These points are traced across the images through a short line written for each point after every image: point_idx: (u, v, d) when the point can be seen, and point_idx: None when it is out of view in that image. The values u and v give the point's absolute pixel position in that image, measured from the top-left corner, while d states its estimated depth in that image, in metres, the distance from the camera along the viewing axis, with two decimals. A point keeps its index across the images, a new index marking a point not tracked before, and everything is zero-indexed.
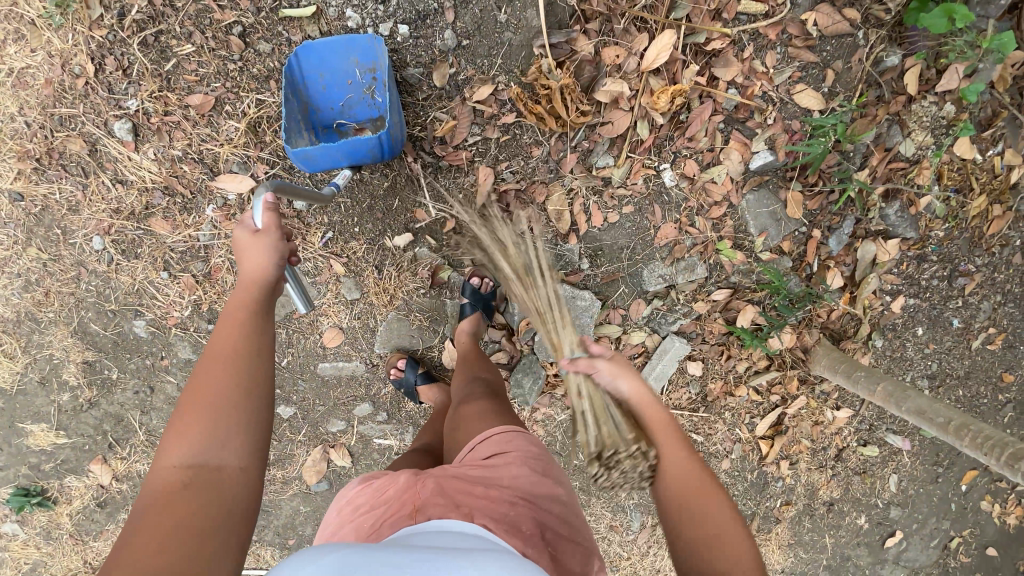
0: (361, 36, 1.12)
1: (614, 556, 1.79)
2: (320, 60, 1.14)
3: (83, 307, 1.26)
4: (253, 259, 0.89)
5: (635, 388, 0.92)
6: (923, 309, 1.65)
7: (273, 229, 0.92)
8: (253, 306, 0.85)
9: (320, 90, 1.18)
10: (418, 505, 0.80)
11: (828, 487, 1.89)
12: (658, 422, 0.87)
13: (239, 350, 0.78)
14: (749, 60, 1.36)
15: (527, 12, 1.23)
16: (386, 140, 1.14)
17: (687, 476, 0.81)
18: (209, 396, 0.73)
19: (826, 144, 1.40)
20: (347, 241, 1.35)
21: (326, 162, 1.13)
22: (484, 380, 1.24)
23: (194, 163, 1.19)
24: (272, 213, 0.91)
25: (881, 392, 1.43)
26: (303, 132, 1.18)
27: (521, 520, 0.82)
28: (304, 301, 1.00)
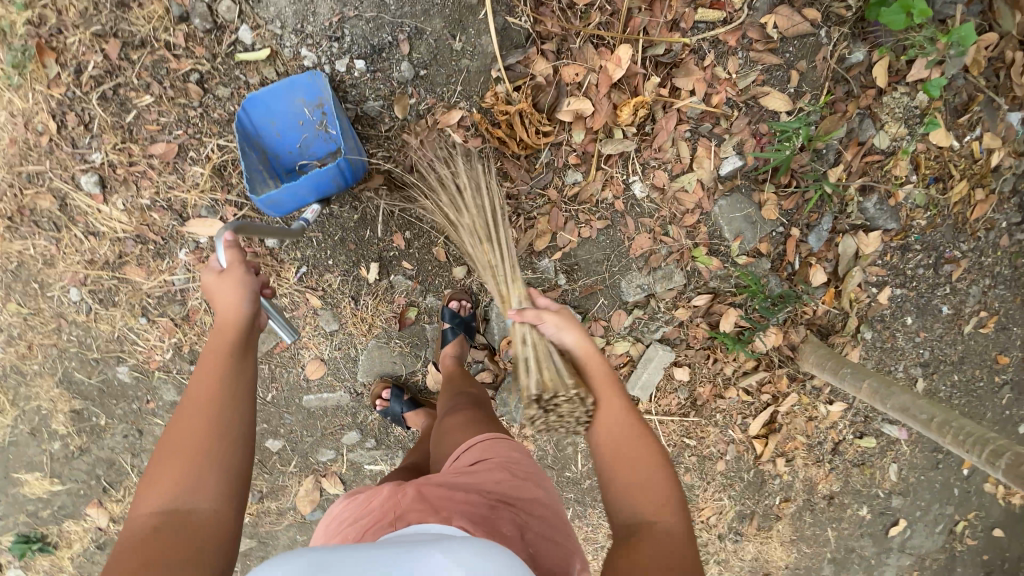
0: (301, 76, 1.13)
1: None
2: (267, 108, 1.15)
3: (66, 357, 1.28)
4: (230, 293, 0.85)
5: (580, 339, 0.98)
6: (911, 299, 1.64)
7: (240, 263, 0.88)
8: (232, 348, 0.81)
9: (274, 137, 1.20)
10: (399, 512, 0.75)
11: (827, 481, 1.87)
12: (599, 375, 0.93)
13: (220, 394, 0.75)
14: (712, 67, 1.36)
15: (482, 37, 1.24)
16: (346, 167, 1.15)
17: (622, 421, 0.87)
18: (187, 442, 0.71)
19: (791, 149, 1.41)
20: (321, 274, 1.36)
21: (294, 201, 1.14)
22: (472, 394, 1.22)
23: (163, 210, 1.21)
24: (235, 252, 0.87)
25: (866, 389, 1.42)
26: (268, 181, 1.19)
27: (501, 524, 0.76)
28: (291, 334, 0.97)
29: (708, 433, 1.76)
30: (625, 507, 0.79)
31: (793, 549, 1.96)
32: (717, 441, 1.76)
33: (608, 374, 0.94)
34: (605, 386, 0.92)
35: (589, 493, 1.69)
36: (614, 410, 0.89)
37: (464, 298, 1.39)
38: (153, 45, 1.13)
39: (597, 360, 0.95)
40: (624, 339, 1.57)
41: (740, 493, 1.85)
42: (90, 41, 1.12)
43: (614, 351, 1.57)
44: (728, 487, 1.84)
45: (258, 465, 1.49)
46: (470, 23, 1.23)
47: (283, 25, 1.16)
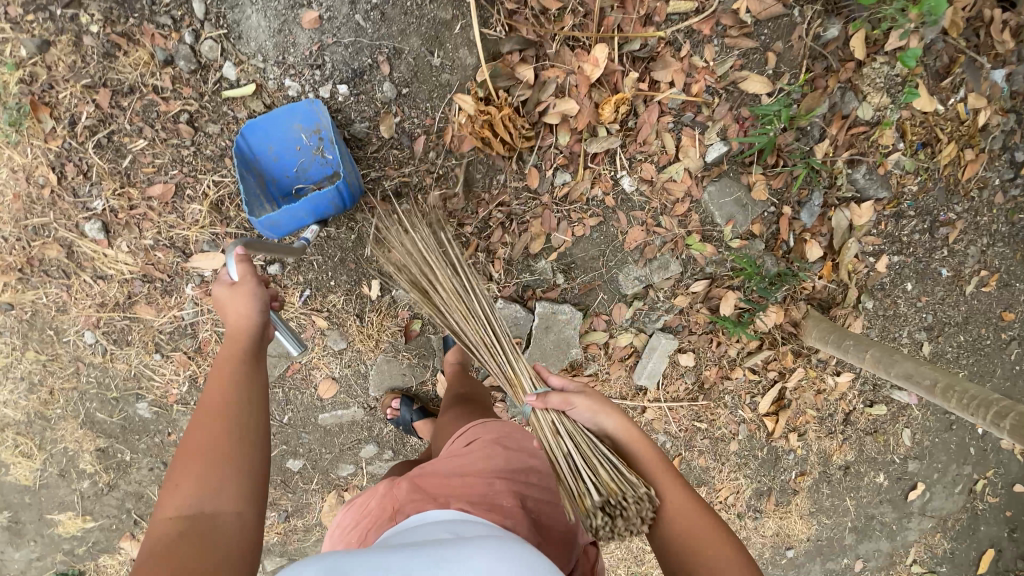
0: (300, 103, 1.17)
1: (638, 551, 1.82)
2: (266, 133, 1.18)
3: (86, 399, 1.32)
4: (241, 306, 0.88)
5: (620, 422, 0.87)
6: (909, 265, 1.66)
7: (251, 277, 0.90)
8: (244, 359, 0.84)
9: (272, 161, 1.22)
10: (398, 506, 0.77)
11: (841, 451, 1.89)
12: (652, 461, 0.83)
13: (235, 402, 0.78)
14: (689, 58, 1.37)
15: (460, 51, 1.26)
16: (345, 189, 1.17)
17: (692, 512, 0.76)
18: (206, 450, 0.72)
19: (772, 132, 1.42)
20: (325, 295, 1.39)
21: (292, 222, 1.16)
22: (471, 396, 1.25)
23: (167, 248, 1.24)
24: (246, 264, 0.89)
25: (870, 358, 1.44)
26: (265, 204, 1.21)
27: (502, 496, 0.80)
28: (297, 344, 0.94)
29: (718, 415, 1.78)
30: None
31: (813, 521, 1.98)
32: (728, 422, 1.79)
33: (661, 462, 0.83)
34: (664, 479, 0.80)
35: None
36: (679, 504, 0.77)
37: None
38: (141, 90, 1.16)
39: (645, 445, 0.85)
40: (627, 331, 1.60)
41: (756, 471, 1.88)
42: (80, 93, 1.15)
43: (618, 343, 1.60)
44: (744, 466, 1.86)
45: (281, 485, 1.53)
46: (446, 39, 1.25)
47: (264, 58, 1.19)
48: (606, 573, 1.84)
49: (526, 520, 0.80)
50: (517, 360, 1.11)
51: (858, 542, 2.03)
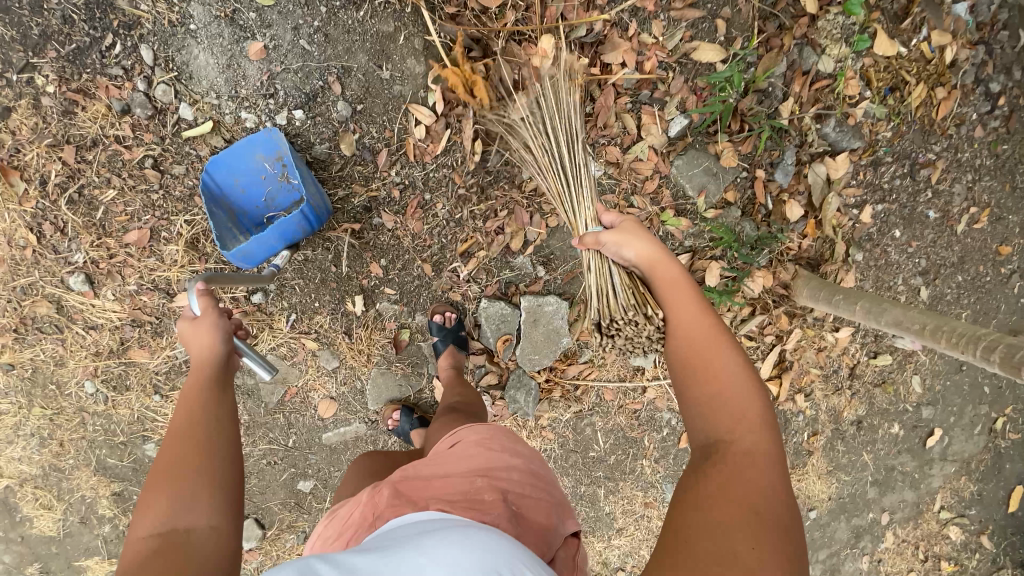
0: (258, 133, 1.19)
1: (658, 531, 1.82)
2: (230, 168, 1.21)
3: (96, 446, 1.36)
4: (204, 334, 0.89)
5: (641, 249, 1.03)
6: (894, 212, 1.64)
7: (211, 309, 0.92)
8: (209, 384, 0.86)
9: (241, 194, 1.25)
10: (377, 513, 0.79)
11: (851, 406, 1.87)
12: (666, 281, 0.97)
13: (202, 423, 0.80)
14: (637, 36, 1.38)
15: (408, 61, 1.28)
16: (310, 212, 1.19)
17: (693, 325, 0.88)
18: (174, 471, 0.75)
19: (726, 100, 1.42)
20: (311, 317, 1.42)
21: (264, 250, 1.19)
22: (465, 405, 1.25)
23: (151, 291, 1.27)
24: (207, 298, 0.91)
25: (860, 310, 1.43)
26: (238, 236, 1.24)
27: (482, 493, 0.80)
28: (264, 368, 0.92)
29: None
30: (703, 413, 0.80)
31: (832, 480, 1.95)
32: None
33: (678, 280, 0.96)
34: (675, 294, 0.93)
35: (617, 468, 1.73)
36: (684, 315, 0.90)
37: (448, 308, 1.44)
38: (104, 142, 1.20)
39: (667, 266, 0.99)
40: None
41: None
42: (46, 153, 1.19)
43: None
44: None
45: (296, 507, 1.55)
46: (393, 51, 1.27)
47: (217, 95, 1.22)
48: (629, 555, 1.85)
49: (506, 513, 0.78)
50: (580, 200, 1.25)
51: (881, 496, 1.98)
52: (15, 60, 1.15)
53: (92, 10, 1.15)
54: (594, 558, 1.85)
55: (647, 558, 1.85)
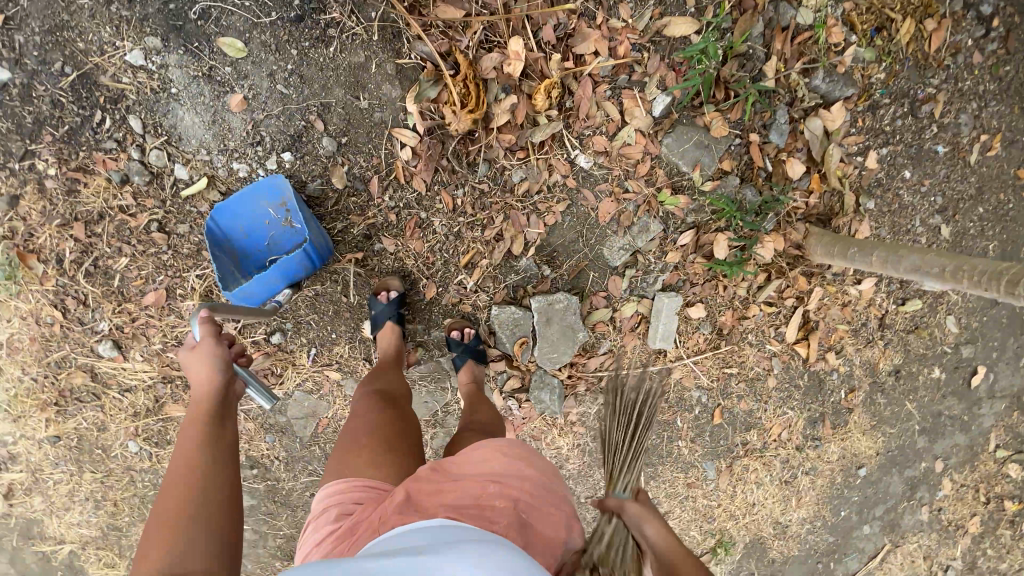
0: (263, 179, 1.23)
1: (706, 509, 1.85)
2: (234, 213, 1.25)
3: (148, 501, 1.42)
4: (200, 368, 0.95)
5: (664, 531, 1.05)
6: (900, 153, 1.59)
7: (211, 336, 0.99)
8: (206, 420, 0.92)
9: (244, 238, 1.29)
10: (385, 517, 0.82)
11: (887, 357, 1.81)
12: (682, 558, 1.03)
13: (200, 458, 0.86)
14: (606, 23, 1.37)
15: (383, 87, 1.30)
16: (313, 251, 1.23)
17: None
18: (174, 509, 0.79)
19: (700, 75, 1.41)
20: (331, 349, 1.45)
21: (266, 289, 1.23)
22: (486, 421, 1.27)
23: (175, 348, 1.32)
24: (208, 324, 0.98)
25: (877, 260, 1.40)
26: (241, 278, 1.27)
27: (492, 500, 0.82)
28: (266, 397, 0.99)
29: (747, 356, 1.73)
30: None
31: (878, 434, 1.87)
32: (759, 360, 1.73)
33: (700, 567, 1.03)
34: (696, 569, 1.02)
35: (653, 452, 1.77)
36: None
37: (465, 325, 1.47)
38: (110, 213, 1.25)
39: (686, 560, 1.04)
40: (630, 301, 1.59)
41: (804, 400, 1.80)
42: (58, 232, 1.24)
43: (624, 314, 1.60)
44: (789, 399, 1.79)
45: None
46: (367, 80, 1.29)
47: (208, 151, 1.26)
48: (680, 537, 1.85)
49: (515, 524, 0.80)
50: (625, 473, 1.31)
51: (932, 443, 1.91)
52: (15, 149, 1.21)
53: (78, 90, 1.20)
54: None
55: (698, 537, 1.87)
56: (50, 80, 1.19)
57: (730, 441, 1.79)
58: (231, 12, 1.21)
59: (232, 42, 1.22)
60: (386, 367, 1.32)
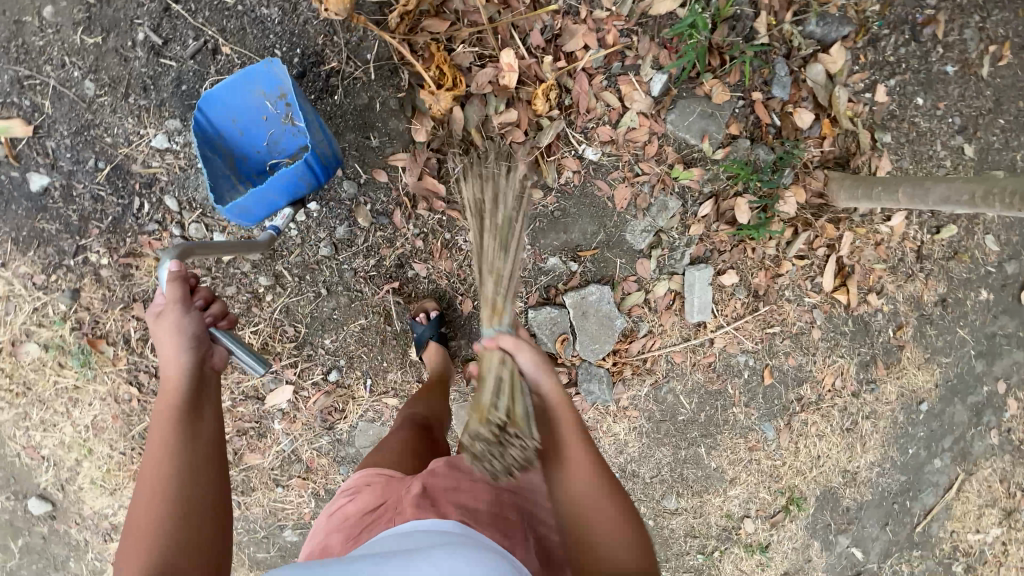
0: (257, 66, 1.18)
1: (772, 469, 1.86)
2: (227, 105, 1.21)
3: (244, 545, 1.53)
4: (169, 343, 0.86)
5: (552, 389, 0.93)
6: (909, 81, 1.56)
7: (178, 300, 0.88)
8: (180, 405, 0.83)
9: (240, 135, 1.27)
10: (400, 508, 0.84)
11: (930, 287, 1.77)
12: (563, 423, 0.91)
13: (175, 463, 0.78)
14: (591, 15, 1.39)
15: (390, 122, 1.35)
16: (313, 162, 1.19)
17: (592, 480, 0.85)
18: (151, 506, 0.75)
19: (693, 51, 1.40)
20: (384, 377, 1.47)
21: (263, 206, 1.20)
22: None
23: (245, 400, 1.43)
24: (174, 287, 0.88)
25: (904, 196, 1.39)
26: (237, 184, 1.26)
27: (503, 510, 0.88)
28: (257, 361, 0.92)
29: (788, 312, 1.72)
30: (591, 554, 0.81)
31: (934, 366, 1.85)
32: (800, 314, 1.73)
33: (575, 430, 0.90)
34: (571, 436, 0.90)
35: (710, 423, 1.78)
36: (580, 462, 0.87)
37: (510, 329, 1.49)
38: None
39: (569, 421, 0.91)
40: (661, 280, 1.62)
41: (852, 345, 1.78)
42: (120, 315, 1.33)
43: (658, 294, 1.63)
44: (837, 346, 1.78)
45: None
46: (374, 119, 1.34)
47: None
48: (749, 500, 1.88)
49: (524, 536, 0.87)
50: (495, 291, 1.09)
51: (991, 365, 1.87)
52: (68, 247, 1.30)
53: (114, 181, 1.28)
54: (718, 514, 1.89)
55: (769, 498, 1.88)
56: (86, 177, 1.27)
57: (785, 398, 1.80)
58: None
59: None
60: (433, 385, 1.32)
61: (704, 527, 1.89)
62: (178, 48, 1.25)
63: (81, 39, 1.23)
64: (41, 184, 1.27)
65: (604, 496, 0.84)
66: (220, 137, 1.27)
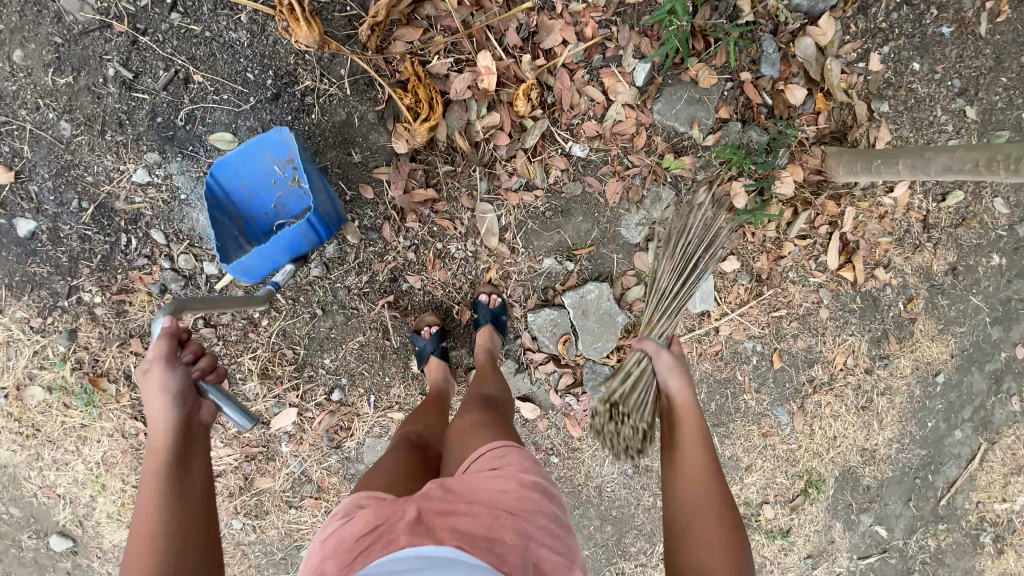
0: (267, 134, 1.19)
1: (789, 454, 1.83)
2: (237, 171, 1.22)
3: (263, 568, 1.54)
4: (155, 400, 0.85)
5: (681, 390, 1.18)
6: (903, 47, 1.51)
7: (162, 356, 0.88)
8: (171, 446, 0.84)
9: (248, 199, 1.27)
10: (391, 534, 0.74)
11: (939, 257, 1.72)
12: (684, 413, 1.15)
13: (164, 509, 0.77)
14: (567, 9, 1.35)
15: (371, 136, 1.33)
16: (316, 221, 1.18)
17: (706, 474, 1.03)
18: (142, 541, 0.74)
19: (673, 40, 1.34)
20: (387, 392, 1.47)
21: (268, 264, 1.18)
22: (496, 398, 1.16)
23: (251, 426, 1.44)
24: (162, 339, 0.88)
25: (904, 168, 1.34)
26: (244, 244, 1.26)
27: (504, 535, 0.75)
28: (243, 416, 0.91)
29: (793, 294, 1.69)
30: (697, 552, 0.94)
31: (948, 337, 1.80)
32: (806, 295, 1.69)
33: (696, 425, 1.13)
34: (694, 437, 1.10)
35: (722, 412, 1.77)
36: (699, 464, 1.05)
37: (491, 289, 1.43)
38: None
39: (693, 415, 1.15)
40: None
41: (861, 322, 1.74)
42: (118, 352, 1.33)
43: None
44: (846, 324, 1.74)
45: None
46: (354, 134, 1.33)
47: None
48: (767, 485, 1.86)
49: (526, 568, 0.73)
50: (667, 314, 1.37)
51: (1008, 331, 1.81)
52: (60, 288, 1.30)
53: (99, 220, 1.27)
54: (736, 502, 1.88)
55: (787, 483, 1.86)
56: (71, 218, 1.27)
57: (796, 381, 1.77)
58: (213, 109, 1.26)
59: (221, 136, 1.27)
60: (431, 405, 1.27)
61: None
62: (149, 80, 1.24)
63: (51, 79, 1.22)
64: (28, 228, 1.27)
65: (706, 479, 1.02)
66: (229, 202, 1.27)
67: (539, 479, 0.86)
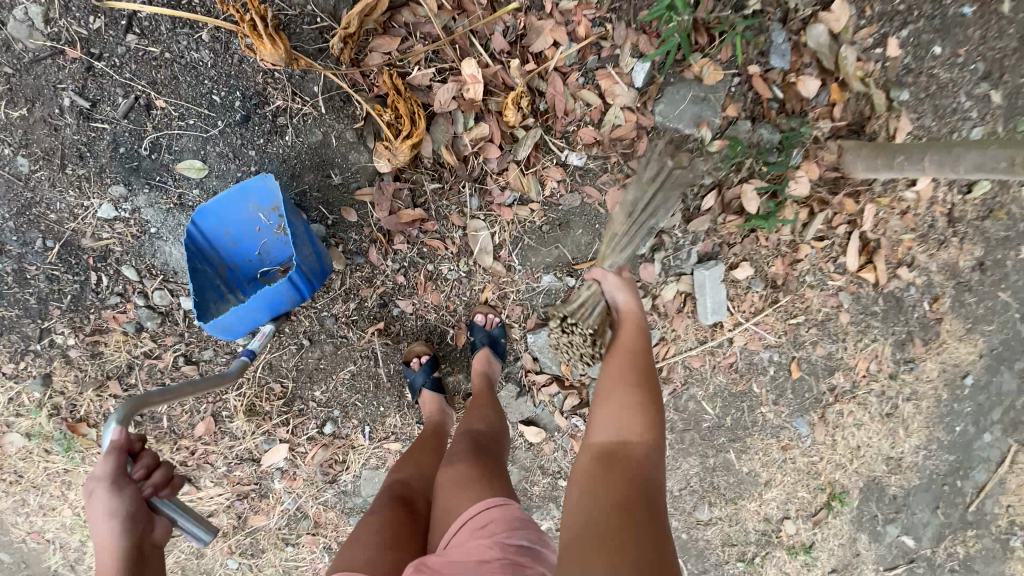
0: (251, 181, 1.12)
1: (809, 466, 1.74)
2: (220, 219, 1.15)
3: None
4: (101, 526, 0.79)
5: (626, 300, 1.13)
6: (929, 27, 1.37)
7: (108, 478, 0.81)
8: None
9: (231, 246, 1.20)
10: None
11: (968, 251, 1.58)
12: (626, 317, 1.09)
13: None
14: (556, 7, 1.24)
15: (351, 155, 1.25)
16: (299, 280, 1.11)
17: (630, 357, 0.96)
18: None
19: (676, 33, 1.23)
20: (383, 423, 1.39)
21: (246, 323, 1.11)
22: (487, 436, 1.07)
23: (241, 464, 1.38)
24: (109, 459, 0.81)
25: (930, 165, 1.25)
26: (226, 295, 1.19)
27: None
28: (201, 531, 0.83)
29: (811, 299, 1.59)
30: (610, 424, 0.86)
31: (976, 337, 1.65)
32: (824, 300, 1.59)
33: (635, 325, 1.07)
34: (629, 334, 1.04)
35: (737, 426, 1.68)
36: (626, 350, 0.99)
37: (490, 312, 1.36)
38: (137, 363, 1.26)
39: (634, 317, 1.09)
40: (668, 282, 1.52)
41: (884, 326, 1.63)
42: (97, 395, 1.27)
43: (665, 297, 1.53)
44: (868, 329, 1.63)
45: None
46: (332, 155, 1.24)
47: None
48: (787, 499, 1.77)
49: None
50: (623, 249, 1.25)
51: None
52: (32, 332, 1.24)
53: (66, 259, 1.21)
54: (756, 518, 1.79)
55: (809, 496, 1.77)
56: (37, 258, 1.21)
57: (816, 391, 1.67)
58: (179, 136, 1.19)
59: (190, 164, 1.20)
60: (426, 440, 1.20)
61: (741, 533, 1.80)
62: (108, 108, 1.16)
63: (5, 113, 1.15)
64: None
65: (631, 362, 0.95)
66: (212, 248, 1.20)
67: (526, 538, 0.80)
